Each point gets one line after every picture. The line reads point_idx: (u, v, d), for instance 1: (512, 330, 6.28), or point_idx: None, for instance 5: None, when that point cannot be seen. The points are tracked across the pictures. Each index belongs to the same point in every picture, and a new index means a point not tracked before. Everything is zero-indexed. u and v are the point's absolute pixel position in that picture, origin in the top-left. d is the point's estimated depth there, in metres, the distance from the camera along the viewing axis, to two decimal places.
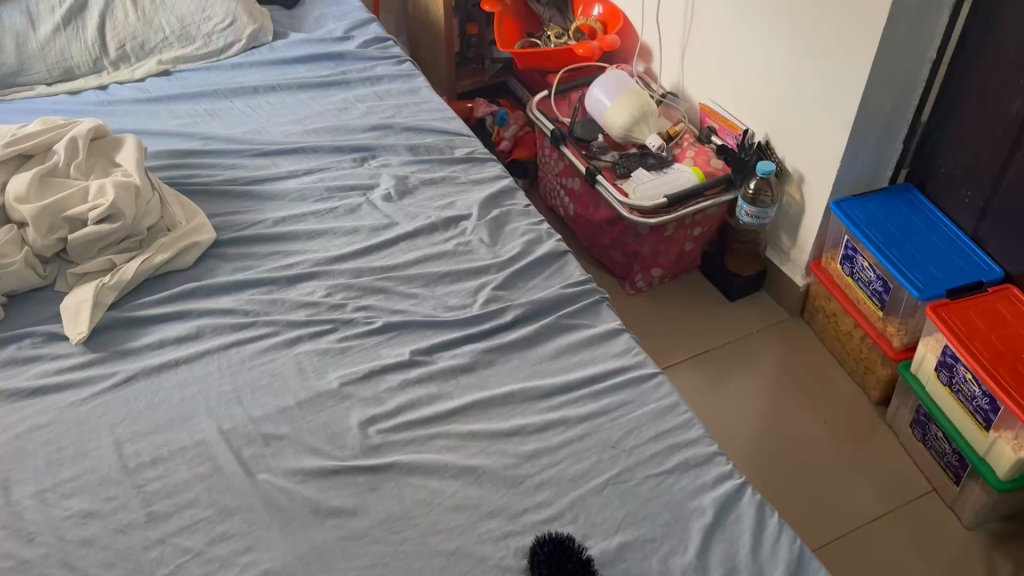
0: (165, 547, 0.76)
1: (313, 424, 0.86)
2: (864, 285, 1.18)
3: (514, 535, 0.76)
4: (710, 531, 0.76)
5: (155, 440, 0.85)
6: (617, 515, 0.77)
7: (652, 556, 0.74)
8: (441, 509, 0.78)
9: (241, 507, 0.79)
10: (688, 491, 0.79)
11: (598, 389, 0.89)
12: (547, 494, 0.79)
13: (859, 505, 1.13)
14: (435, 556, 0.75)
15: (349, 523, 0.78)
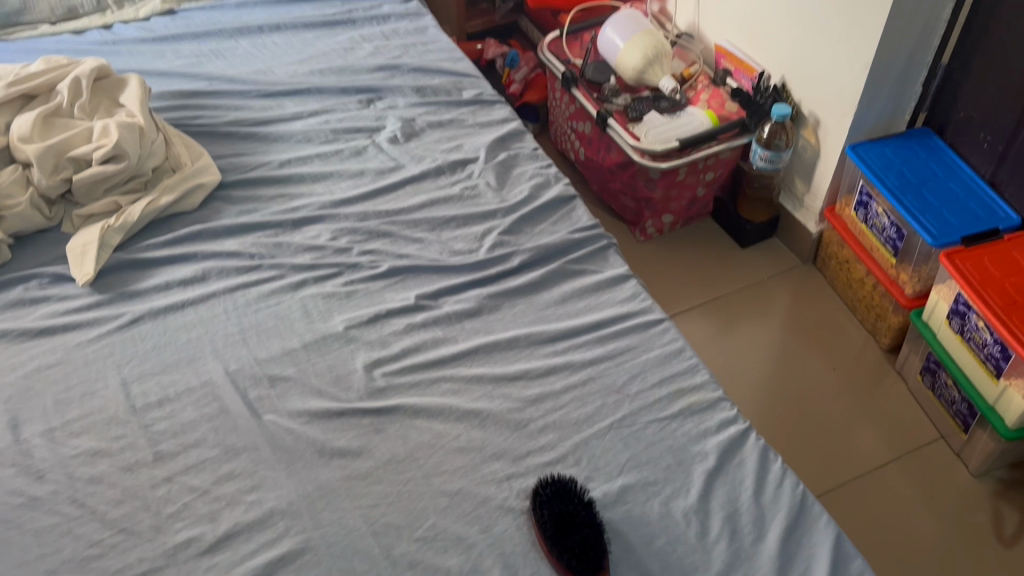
0: (172, 486, 0.77)
1: (319, 366, 0.86)
2: (877, 232, 1.17)
3: (517, 477, 0.77)
4: (713, 475, 0.76)
5: (162, 381, 0.86)
6: (620, 458, 0.77)
7: (654, 498, 0.75)
8: (445, 451, 0.79)
9: (246, 447, 0.80)
10: (692, 435, 0.79)
11: (604, 333, 0.88)
12: (551, 437, 0.79)
13: (865, 452, 1.13)
14: (439, 497, 0.76)
15: (354, 463, 0.78)
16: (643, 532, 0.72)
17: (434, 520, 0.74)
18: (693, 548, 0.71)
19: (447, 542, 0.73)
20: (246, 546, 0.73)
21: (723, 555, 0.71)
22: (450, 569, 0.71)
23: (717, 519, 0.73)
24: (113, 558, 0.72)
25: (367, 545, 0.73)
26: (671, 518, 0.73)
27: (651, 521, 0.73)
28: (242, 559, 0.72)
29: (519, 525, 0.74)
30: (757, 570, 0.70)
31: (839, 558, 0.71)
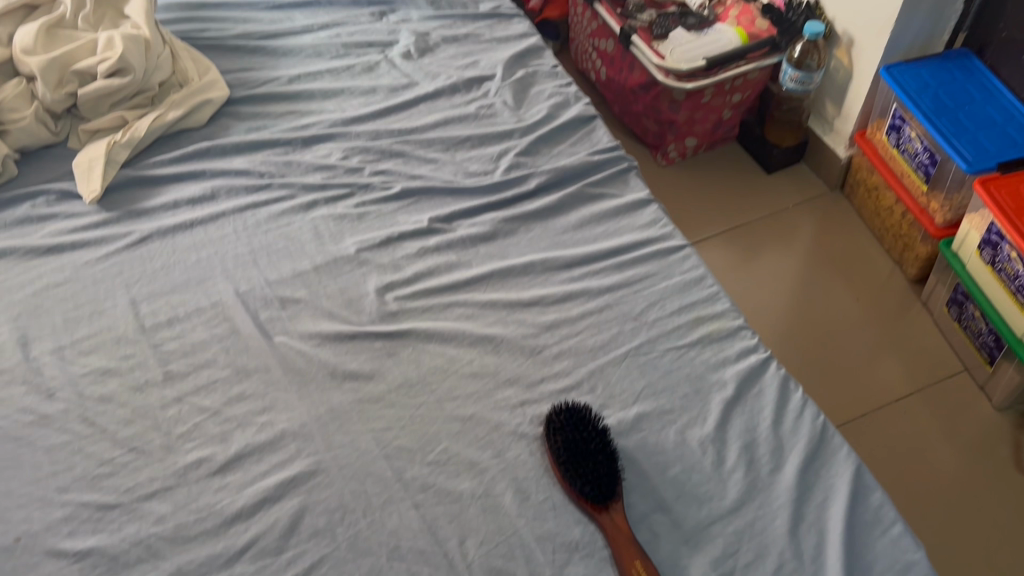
0: (183, 406, 0.77)
1: (330, 288, 0.85)
2: (909, 158, 1.13)
3: (531, 404, 0.76)
4: (732, 404, 0.75)
5: (171, 301, 0.85)
6: (636, 386, 0.76)
7: (670, 427, 0.73)
8: (458, 377, 0.78)
9: (257, 368, 0.79)
10: (711, 364, 0.77)
11: (622, 260, 0.86)
12: (566, 364, 0.78)
13: (887, 384, 1.12)
14: (451, 421, 0.75)
15: (366, 387, 0.77)
16: (657, 460, 0.72)
17: (446, 444, 0.73)
18: (708, 477, 0.71)
19: (460, 467, 0.72)
20: (257, 467, 0.73)
21: (739, 485, 0.70)
22: (462, 493, 0.71)
23: (734, 449, 0.72)
24: (125, 477, 0.72)
25: (380, 468, 0.72)
26: (686, 447, 0.72)
27: (665, 449, 0.72)
28: (253, 480, 0.72)
29: (533, 451, 0.73)
30: (773, 500, 0.69)
31: (858, 489, 0.70)
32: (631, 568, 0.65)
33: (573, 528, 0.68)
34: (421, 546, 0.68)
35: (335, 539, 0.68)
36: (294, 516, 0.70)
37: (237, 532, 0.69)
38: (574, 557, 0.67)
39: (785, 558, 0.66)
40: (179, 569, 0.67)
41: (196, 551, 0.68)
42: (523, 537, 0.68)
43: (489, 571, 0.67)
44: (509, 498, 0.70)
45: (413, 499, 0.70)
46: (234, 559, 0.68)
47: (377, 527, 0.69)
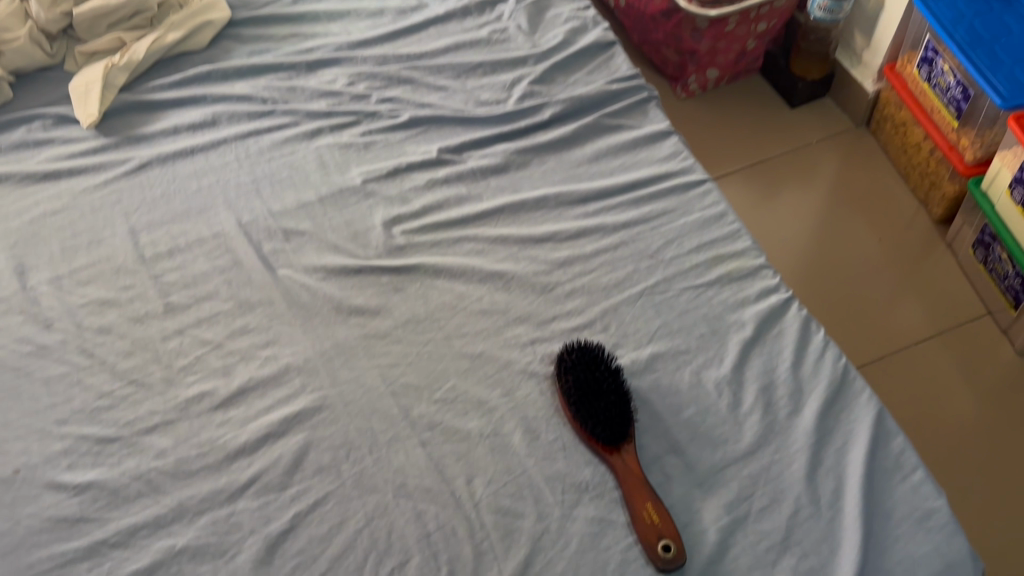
0: (184, 339, 0.75)
1: (336, 221, 0.82)
2: (941, 92, 1.08)
3: (542, 342, 0.73)
4: (750, 345, 0.72)
5: (172, 230, 0.82)
6: (651, 326, 0.73)
7: (685, 367, 0.71)
8: (468, 314, 0.75)
9: (260, 302, 0.76)
10: (729, 304, 0.75)
11: (640, 195, 0.83)
12: (578, 302, 0.75)
13: (906, 327, 1.10)
14: (460, 359, 0.73)
15: (372, 322, 0.75)
16: (671, 402, 0.69)
17: (454, 382, 0.71)
18: (724, 420, 0.69)
19: (468, 405, 0.70)
20: (260, 402, 0.71)
21: (755, 428, 0.68)
22: (470, 432, 0.69)
23: (751, 391, 0.70)
24: (125, 411, 0.71)
25: (386, 405, 0.70)
26: (701, 388, 0.70)
27: (680, 390, 0.70)
28: (257, 415, 0.70)
29: (543, 390, 0.71)
30: (790, 444, 0.67)
31: (879, 434, 0.68)
32: (643, 510, 0.63)
33: (583, 469, 0.67)
34: (428, 485, 0.66)
35: (340, 477, 0.67)
36: (298, 452, 0.68)
37: (240, 467, 0.68)
38: (584, 498, 0.66)
39: (800, 504, 0.65)
40: (181, 504, 0.66)
41: (198, 486, 0.67)
42: (532, 477, 0.67)
43: (496, 511, 0.65)
44: (518, 437, 0.68)
45: (420, 437, 0.69)
46: (237, 494, 0.67)
47: (383, 465, 0.67)
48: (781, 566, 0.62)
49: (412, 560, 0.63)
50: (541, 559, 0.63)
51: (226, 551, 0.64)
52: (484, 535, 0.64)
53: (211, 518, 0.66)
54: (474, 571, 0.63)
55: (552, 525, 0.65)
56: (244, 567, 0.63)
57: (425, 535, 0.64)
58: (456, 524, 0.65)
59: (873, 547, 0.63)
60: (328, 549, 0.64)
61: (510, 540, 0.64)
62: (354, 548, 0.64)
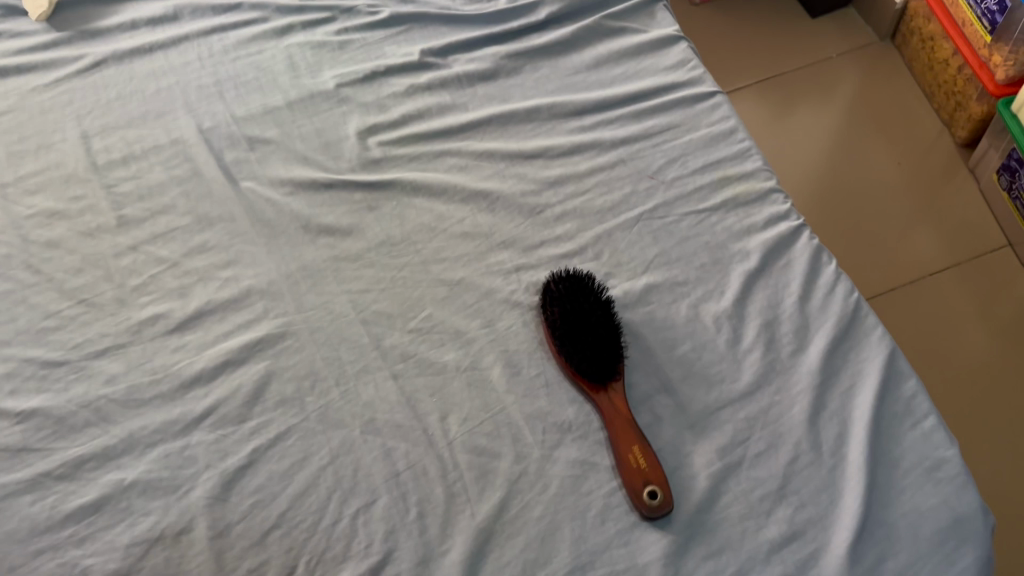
0: (138, 257, 0.69)
1: (306, 130, 0.74)
2: (974, 4, 0.99)
3: (527, 269, 0.67)
4: (755, 277, 0.66)
5: (127, 136, 0.75)
6: (646, 254, 0.67)
7: (682, 300, 0.65)
8: (447, 237, 0.69)
9: (221, 218, 0.70)
10: (734, 231, 0.68)
11: (641, 108, 0.75)
12: (569, 227, 0.69)
13: (922, 256, 1.04)
14: (437, 286, 0.67)
15: (343, 243, 0.69)
16: (665, 337, 0.64)
17: (430, 311, 0.66)
18: (722, 357, 0.63)
19: (445, 336, 0.65)
20: (219, 327, 0.65)
21: (755, 366, 0.62)
22: (446, 365, 0.63)
23: (753, 327, 0.64)
24: (73, 333, 0.65)
25: (355, 334, 0.65)
26: (699, 323, 0.64)
27: (675, 324, 0.64)
28: (215, 341, 0.65)
29: (526, 322, 0.65)
30: (793, 385, 0.62)
31: (890, 378, 0.63)
32: (628, 454, 0.58)
33: (566, 408, 0.62)
34: (398, 421, 0.61)
35: (304, 410, 0.62)
36: (259, 382, 0.63)
37: (196, 397, 0.63)
38: (566, 439, 0.60)
39: (800, 450, 0.59)
40: (132, 435, 0.61)
41: (151, 417, 0.62)
42: (511, 416, 0.61)
43: (471, 451, 0.60)
44: (498, 372, 0.63)
45: (391, 370, 0.63)
46: (192, 426, 0.62)
47: (351, 398, 0.62)
48: (776, 517, 0.57)
49: (378, 501, 0.59)
50: (517, 503, 0.58)
51: (180, 487, 0.60)
52: (458, 477, 0.59)
53: (164, 451, 0.61)
54: (445, 514, 0.58)
55: (531, 468, 0.60)
56: (198, 504, 0.59)
57: (393, 474, 0.59)
58: (428, 464, 0.60)
59: (877, 499, 0.58)
60: (289, 487, 0.59)
61: (485, 482, 0.59)
62: (317, 486, 0.59)
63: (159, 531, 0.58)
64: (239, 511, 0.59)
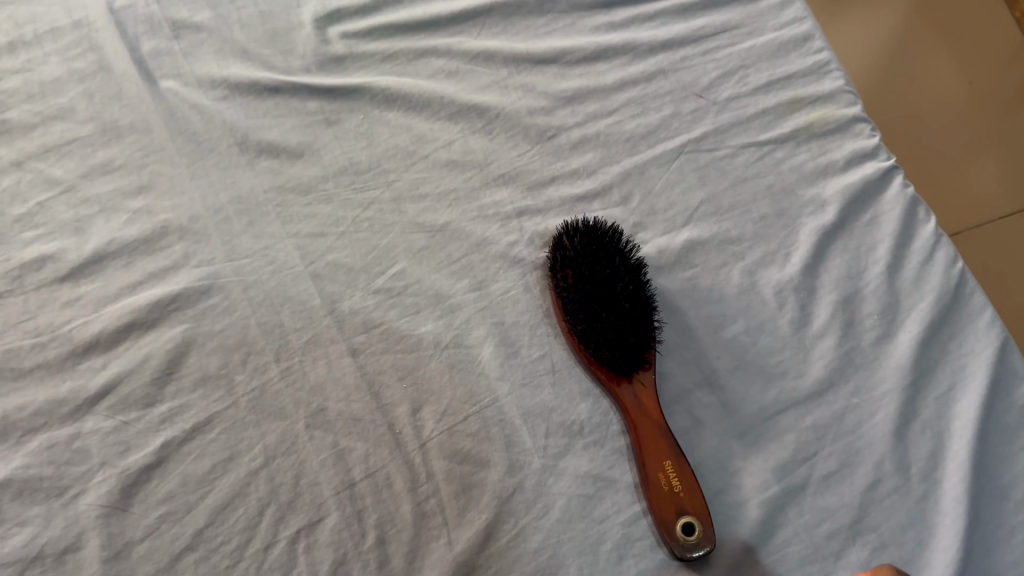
0: (23, 176, 0.52)
1: (248, 13, 0.57)
2: None
3: (530, 214, 0.51)
4: (830, 237, 0.50)
5: (16, 14, 0.56)
6: (690, 199, 0.51)
7: (735, 264, 0.49)
8: (428, 166, 0.52)
9: (133, 128, 0.53)
10: (804, 173, 0.52)
11: (688, 2, 0.57)
12: (589, 158, 0.52)
13: (992, 195, 0.87)
14: (413, 232, 0.51)
15: (291, 169, 0.52)
16: (711, 312, 0.48)
17: (404, 266, 0.50)
18: (784, 344, 0.48)
19: (420, 301, 0.50)
20: (125, 277, 0.50)
21: (827, 357, 0.47)
22: (421, 340, 0.49)
23: (826, 303, 0.49)
24: None
25: (304, 294, 0.49)
26: (755, 295, 0.49)
27: (725, 295, 0.49)
28: (119, 295, 0.49)
29: (527, 286, 0.50)
30: (876, 384, 0.47)
31: (1001, 376, 0.48)
32: (659, 472, 0.44)
33: (577, 403, 0.47)
34: (356, 413, 0.47)
35: (233, 392, 0.47)
36: (174, 353, 0.48)
37: (91, 369, 0.47)
38: (575, 446, 0.46)
39: (882, 473, 0.45)
40: (6, 418, 0.46)
41: (30, 395, 0.46)
42: (504, 411, 0.47)
43: (450, 457, 0.46)
44: (489, 353, 0.48)
45: (349, 344, 0.48)
46: (85, 409, 0.46)
47: (295, 379, 0.47)
48: (849, 561, 0.43)
49: (326, 520, 0.44)
50: (508, 529, 0.44)
51: (66, 490, 0.44)
52: (432, 491, 0.45)
53: (47, 441, 0.45)
54: (414, 540, 0.44)
55: (528, 482, 0.45)
56: (89, 515, 0.44)
57: (347, 485, 0.45)
58: (392, 473, 0.46)
59: (980, 541, 0.44)
60: (209, 496, 0.45)
61: (467, 499, 0.45)
62: (246, 497, 0.44)
63: (37, 548, 0.43)
64: (143, 526, 0.44)
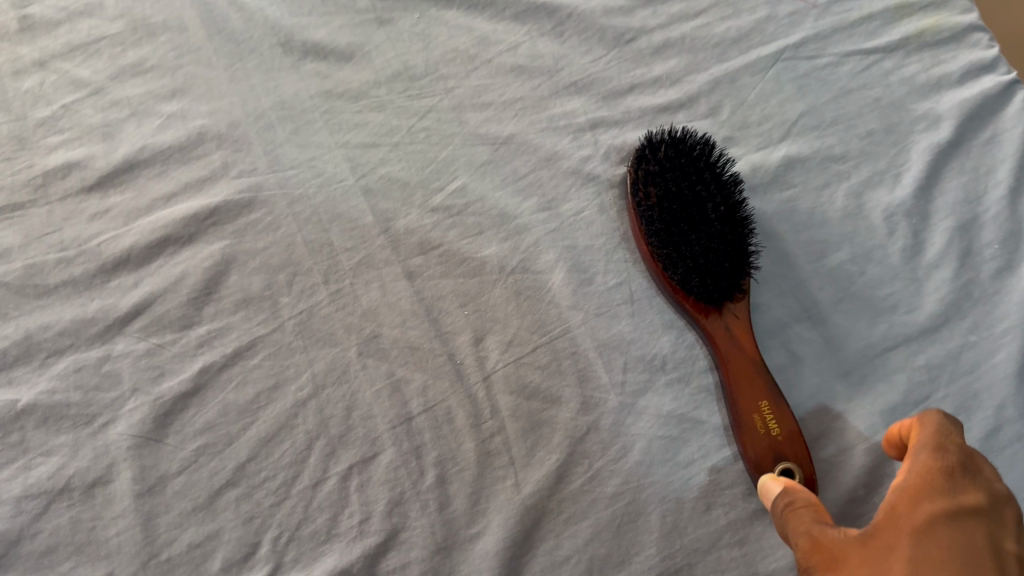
0: (47, 77, 0.47)
1: None
2: None
3: (606, 126, 0.46)
4: (945, 158, 0.45)
5: None
6: (787, 112, 0.45)
7: (838, 185, 0.44)
8: (492, 72, 0.47)
9: (166, 25, 0.48)
10: (916, 85, 0.46)
11: None
12: (673, 64, 0.47)
13: None
14: (475, 144, 0.46)
15: (339, 72, 0.47)
16: (811, 238, 0.43)
17: (465, 181, 0.45)
18: (894, 274, 0.42)
19: (483, 222, 0.44)
20: (159, 188, 0.45)
21: (942, 290, 0.42)
22: (485, 263, 0.44)
23: (941, 230, 0.43)
24: None
25: (355, 210, 0.44)
26: (861, 220, 0.43)
27: (827, 220, 0.43)
28: (152, 208, 0.45)
29: (603, 206, 0.45)
30: (998, 320, 0.42)
31: None
32: (754, 414, 0.39)
33: (659, 336, 0.42)
34: (413, 341, 0.42)
35: (279, 315, 0.42)
36: (213, 271, 0.43)
37: (121, 288, 0.43)
38: (657, 383, 0.41)
39: (1004, 419, 0.40)
40: (29, 338, 0.41)
41: (56, 314, 0.42)
42: (578, 342, 0.42)
43: (518, 392, 0.41)
44: (560, 279, 0.43)
45: (405, 265, 0.44)
46: (116, 330, 0.42)
47: (345, 303, 0.43)
48: None
49: (381, 456, 0.40)
50: (582, 472, 0.40)
51: (95, 418, 0.40)
52: (497, 428, 0.41)
53: (74, 364, 0.41)
54: (478, 481, 0.40)
55: (604, 421, 0.41)
56: (120, 445, 0.40)
57: (403, 419, 0.41)
58: (453, 407, 0.41)
59: None
60: (253, 428, 0.40)
61: (536, 438, 0.41)
62: (293, 429, 0.40)
63: (63, 481, 0.39)
64: (179, 459, 0.40)
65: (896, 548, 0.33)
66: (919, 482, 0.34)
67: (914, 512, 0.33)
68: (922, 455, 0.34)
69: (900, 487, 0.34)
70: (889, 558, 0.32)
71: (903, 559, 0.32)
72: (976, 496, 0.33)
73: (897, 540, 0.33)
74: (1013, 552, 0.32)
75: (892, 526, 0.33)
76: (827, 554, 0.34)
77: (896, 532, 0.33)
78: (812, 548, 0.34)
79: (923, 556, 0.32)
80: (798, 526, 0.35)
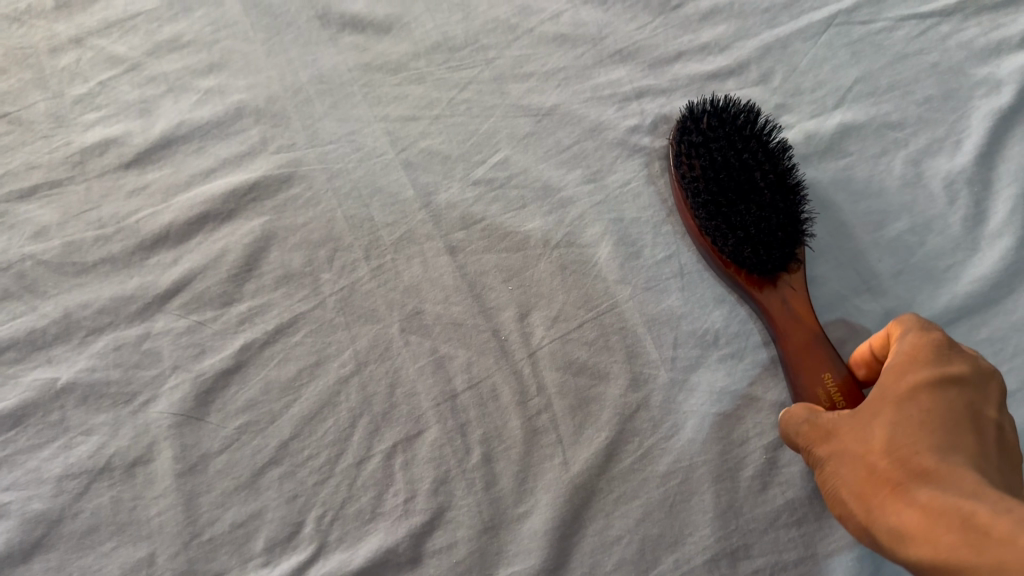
0: (83, 54, 0.46)
1: None
2: None
3: (652, 95, 0.45)
4: (1007, 123, 0.43)
5: None
6: (842, 79, 0.44)
7: (896, 153, 0.42)
8: (533, 41, 0.46)
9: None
10: (976, 49, 0.44)
11: None
12: (722, 31, 0.45)
13: None
14: (517, 116, 0.45)
15: (378, 45, 0.46)
16: (867, 209, 0.41)
17: (507, 154, 0.44)
18: (955, 245, 0.41)
19: (526, 194, 0.43)
20: (197, 164, 0.44)
21: (1007, 259, 0.40)
22: (529, 237, 0.43)
23: (1004, 199, 0.41)
24: None
25: (396, 183, 0.43)
26: (920, 189, 0.42)
27: (884, 189, 0.42)
28: (190, 184, 0.44)
29: (650, 178, 0.43)
30: None
31: None
32: (818, 388, 0.36)
33: (710, 311, 0.41)
34: (457, 317, 0.41)
35: (320, 291, 0.42)
36: (253, 248, 0.42)
37: (160, 265, 0.42)
38: (709, 358, 0.40)
39: None
40: (68, 317, 0.41)
41: (95, 292, 0.41)
42: (625, 317, 0.41)
43: (564, 368, 0.40)
44: (606, 253, 0.42)
45: (447, 240, 0.43)
46: (155, 307, 0.41)
47: (387, 278, 0.42)
48: None
49: (426, 434, 0.39)
50: (632, 450, 0.39)
51: (135, 397, 0.40)
52: (544, 405, 0.40)
53: (114, 342, 0.41)
54: (525, 460, 0.39)
55: (654, 398, 0.40)
56: (160, 424, 0.39)
57: (448, 396, 0.40)
58: (498, 384, 0.40)
59: None
60: (295, 407, 0.40)
61: (585, 416, 0.39)
62: (336, 407, 0.40)
63: (104, 460, 0.39)
64: (220, 437, 0.39)
65: (882, 414, 0.33)
66: (905, 356, 0.34)
67: (899, 384, 0.33)
68: (908, 336, 0.35)
69: (887, 365, 0.34)
70: (874, 424, 0.33)
71: (888, 422, 0.32)
72: (959, 367, 0.33)
73: (883, 408, 0.33)
74: (992, 417, 0.33)
75: (878, 397, 0.33)
76: (822, 431, 0.34)
77: (882, 402, 0.33)
78: (810, 430, 0.34)
79: (907, 419, 0.32)
80: (798, 419, 0.35)
